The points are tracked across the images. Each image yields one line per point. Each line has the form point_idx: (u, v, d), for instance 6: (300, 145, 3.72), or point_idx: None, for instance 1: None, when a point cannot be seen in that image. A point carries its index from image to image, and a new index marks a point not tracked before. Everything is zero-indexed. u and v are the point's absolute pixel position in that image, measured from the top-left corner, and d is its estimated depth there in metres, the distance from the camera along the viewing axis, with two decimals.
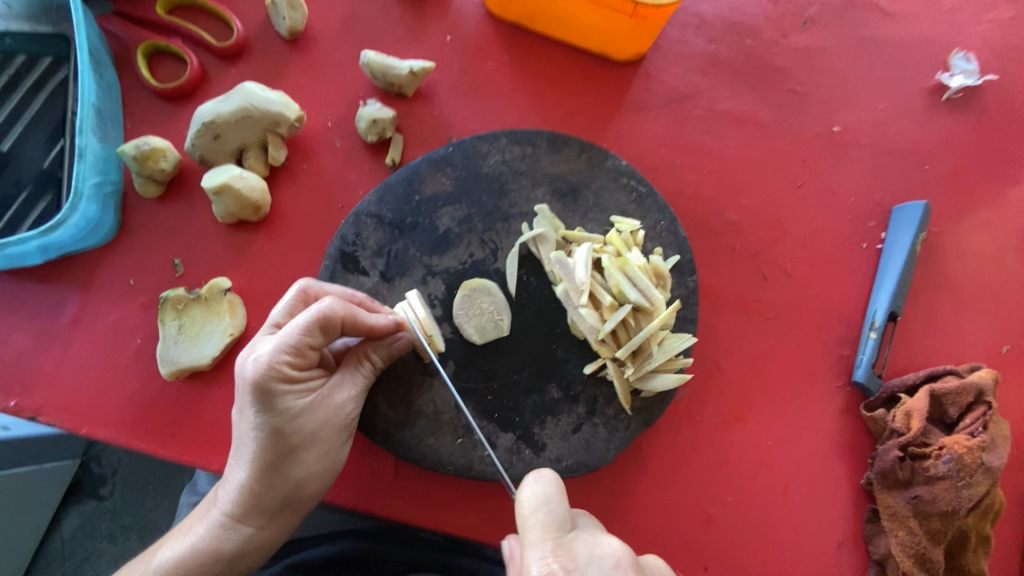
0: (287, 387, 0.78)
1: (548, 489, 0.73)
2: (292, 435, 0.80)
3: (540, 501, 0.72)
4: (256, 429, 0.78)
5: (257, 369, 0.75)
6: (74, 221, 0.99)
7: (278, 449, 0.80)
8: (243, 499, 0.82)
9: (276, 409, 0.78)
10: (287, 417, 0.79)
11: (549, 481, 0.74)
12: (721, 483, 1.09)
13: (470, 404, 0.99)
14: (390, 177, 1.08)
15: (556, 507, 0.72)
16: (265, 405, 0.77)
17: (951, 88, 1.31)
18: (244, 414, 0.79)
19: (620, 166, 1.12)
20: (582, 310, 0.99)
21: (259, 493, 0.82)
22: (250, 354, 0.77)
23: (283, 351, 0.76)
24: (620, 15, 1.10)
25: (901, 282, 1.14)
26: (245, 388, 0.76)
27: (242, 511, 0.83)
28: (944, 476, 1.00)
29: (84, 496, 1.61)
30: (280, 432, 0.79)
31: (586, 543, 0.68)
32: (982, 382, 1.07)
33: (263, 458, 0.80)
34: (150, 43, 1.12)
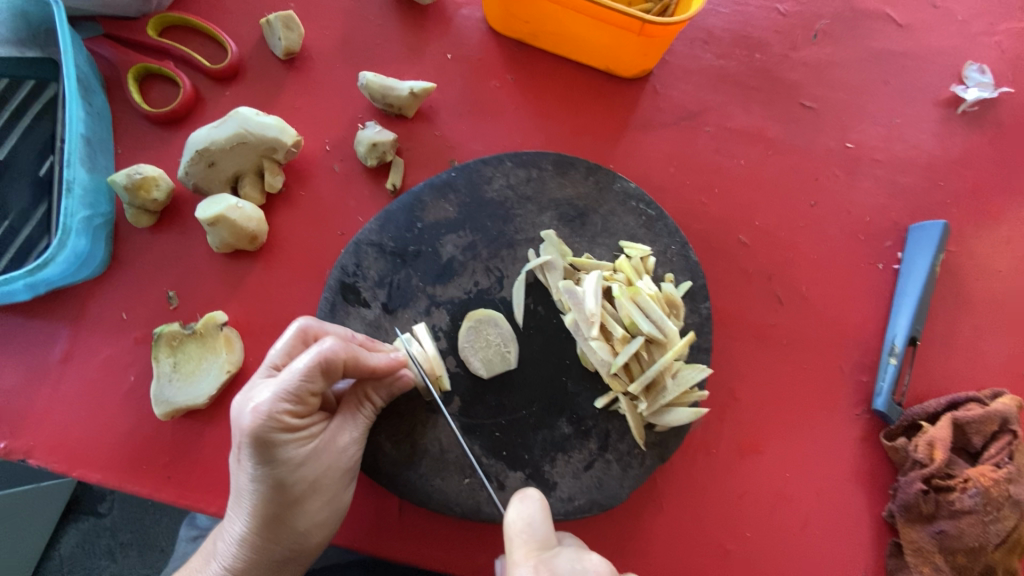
0: (287, 435, 0.74)
1: (533, 511, 0.72)
2: (293, 485, 0.76)
3: (524, 520, 0.71)
4: (256, 480, 0.74)
5: (257, 419, 0.71)
6: (64, 258, 0.94)
7: (279, 500, 0.76)
8: (242, 555, 0.78)
9: (277, 459, 0.74)
10: (287, 467, 0.75)
11: (534, 500, 0.73)
12: (738, 517, 1.05)
13: (477, 442, 0.95)
14: (391, 204, 1.04)
15: (540, 527, 0.71)
16: (265, 456, 0.73)
17: (967, 101, 1.27)
18: (241, 465, 0.75)
19: (629, 189, 1.08)
20: (592, 342, 0.95)
21: (259, 547, 0.78)
22: (247, 402, 0.73)
23: (283, 398, 0.73)
24: (627, 33, 1.07)
25: (921, 305, 1.11)
26: (243, 440, 0.72)
27: (242, 567, 0.78)
28: (971, 510, 0.97)
29: (82, 513, 1.57)
30: (281, 483, 0.75)
31: (569, 562, 0.67)
32: (1007, 409, 1.03)
33: (263, 511, 0.76)
34: (142, 66, 1.09)
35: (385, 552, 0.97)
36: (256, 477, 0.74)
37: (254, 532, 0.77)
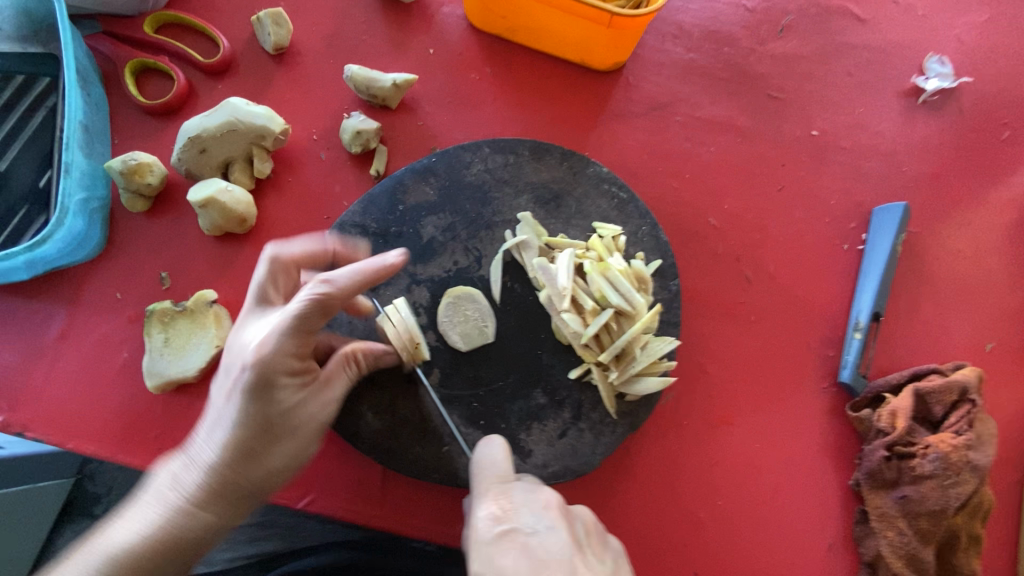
0: (288, 370, 0.80)
1: (494, 450, 0.84)
2: (280, 420, 0.81)
3: (487, 460, 0.83)
4: (247, 410, 0.78)
5: (266, 349, 0.77)
6: (62, 236, 1.00)
7: (265, 434, 0.80)
8: (210, 485, 0.79)
9: (275, 391, 0.79)
10: (281, 401, 0.80)
11: (496, 443, 0.85)
12: (710, 486, 1.09)
13: (455, 412, 0.99)
14: (374, 187, 1.09)
15: (500, 464, 0.82)
16: (264, 386, 0.78)
17: (928, 91, 1.33)
18: (235, 394, 0.78)
19: (602, 173, 1.13)
20: (564, 314, 0.99)
21: (230, 481, 0.79)
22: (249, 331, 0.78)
23: (291, 333, 0.78)
24: (597, 26, 1.13)
25: (883, 283, 1.15)
26: (247, 367, 0.77)
27: (206, 499, 0.79)
28: (930, 474, 1.00)
29: (78, 515, 1.57)
30: (273, 415, 0.80)
31: (523, 491, 0.79)
32: (967, 379, 1.07)
33: (246, 442, 0.79)
34: (139, 61, 1.14)
35: (369, 519, 1.01)
36: (247, 406, 0.78)
37: (228, 464, 0.79)
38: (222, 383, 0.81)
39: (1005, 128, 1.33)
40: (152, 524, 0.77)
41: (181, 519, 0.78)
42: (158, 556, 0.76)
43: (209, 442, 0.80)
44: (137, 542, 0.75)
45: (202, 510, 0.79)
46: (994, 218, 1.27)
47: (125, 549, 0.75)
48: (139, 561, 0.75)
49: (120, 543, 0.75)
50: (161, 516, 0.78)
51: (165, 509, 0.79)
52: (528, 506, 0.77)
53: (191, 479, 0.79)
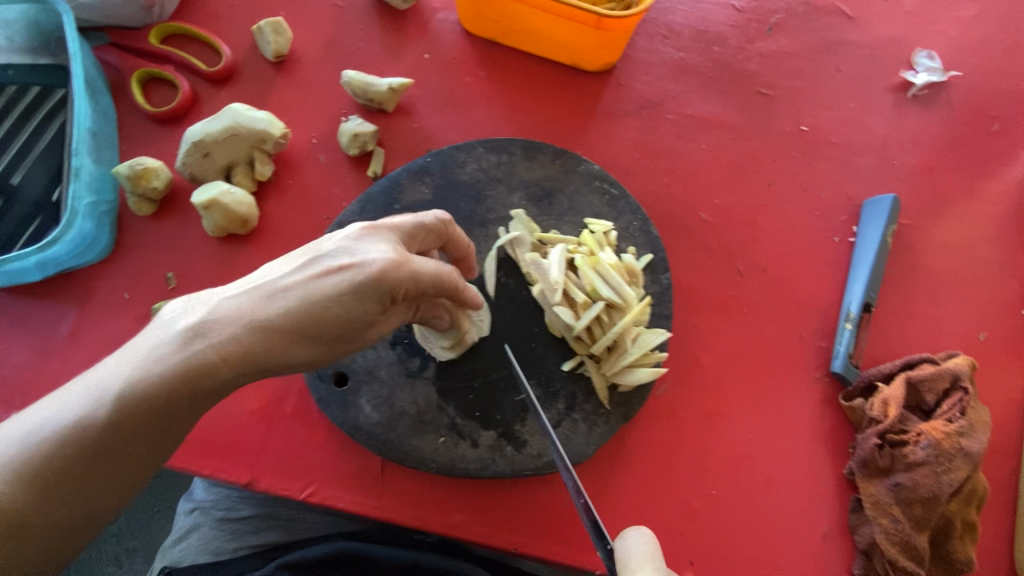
0: (388, 299, 0.75)
1: (648, 546, 0.76)
2: (342, 332, 0.75)
3: (645, 556, 0.75)
4: (329, 302, 0.71)
5: (388, 269, 0.73)
6: (72, 238, 1.04)
7: (328, 334, 0.73)
8: (236, 347, 0.67)
9: (369, 301, 0.73)
10: (362, 316, 0.74)
11: (647, 536, 0.77)
12: (704, 476, 1.10)
13: (452, 404, 1.02)
14: (371, 188, 1.13)
15: (659, 562, 0.75)
16: (361, 297, 0.72)
17: (916, 85, 1.35)
18: (329, 283, 0.71)
19: (593, 170, 1.16)
20: (556, 307, 1.01)
21: (257, 352, 0.68)
22: (392, 260, 0.74)
23: (417, 276, 0.76)
24: (586, 28, 1.16)
25: (874, 273, 1.17)
26: (360, 274, 0.72)
27: (219, 359, 0.66)
28: (923, 461, 1.01)
29: None
30: (348, 322, 0.74)
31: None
32: (958, 367, 1.08)
33: (312, 327, 0.71)
34: (145, 71, 1.19)
35: (367, 509, 1.03)
36: (333, 301, 0.71)
37: (274, 338, 0.69)
38: (323, 261, 0.73)
39: (995, 120, 1.34)
40: (169, 364, 0.65)
41: (193, 370, 0.66)
42: (167, 398, 0.66)
43: (270, 303, 0.69)
44: (152, 373, 0.64)
45: (215, 369, 0.66)
46: (986, 209, 1.28)
47: (142, 375, 0.64)
48: (153, 397, 0.65)
49: (141, 371, 0.65)
50: (176, 359, 0.65)
51: (176, 350, 0.65)
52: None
53: (227, 327, 0.67)
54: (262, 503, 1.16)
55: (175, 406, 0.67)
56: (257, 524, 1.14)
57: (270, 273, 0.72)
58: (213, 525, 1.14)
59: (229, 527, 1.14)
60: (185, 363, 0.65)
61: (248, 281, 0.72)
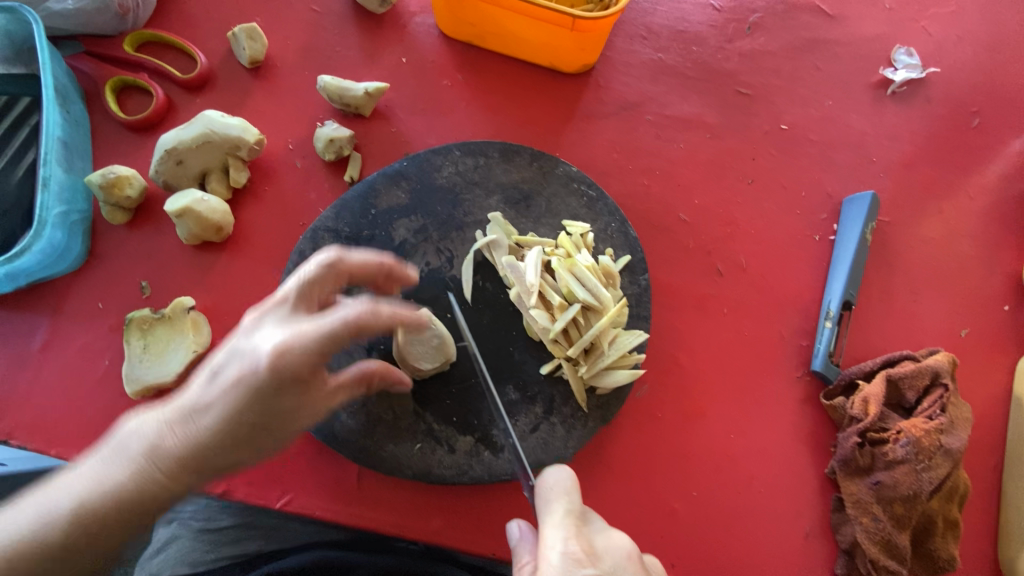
0: (289, 385, 0.71)
1: (566, 483, 0.81)
2: (269, 426, 0.73)
3: (562, 494, 0.81)
4: (238, 408, 0.70)
5: (274, 358, 0.69)
6: (41, 247, 1.02)
7: (256, 430, 0.73)
8: (175, 464, 0.70)
9: (274, 393, 0.71)
10: (281, 407, 0.72)
11: (568, 474, 0.83)
12: (685, 478, 1.10)
13: (429, 412, 1.01)
14: (347, 193, 1.12)
15: (575, 498, 0.80)
16: (263, 394, 0.70)
17: (895, 82, 1.35)
18: (231, 390, 0.70)
19: (571, 172, 1.16)
20: (532, 311, 1.01)
21: (197, 461, 0.71)
22: (286, 340, 0.70)
23: (307, 350, 0.70)
24: (561, 29, 1.16)
25: (853, 272, 1.17)
26: (252, 373, 0.69)
27: (162, 476, 0.70)
28: (903, 459, 1.01)
29: None
30: (269, 416, 0.73)
31: (602, 536, 0.77)
32: (938, 364, 1.08)
33: (234, 429, 0.71)
34: (119, 78, 1.18)
35: (347, 516, 1.03)
36: (239, 407, 0.70)
37: (206, 443, 0.71)
38: (225, 366, 0.72)
39: (975, 116, 1.34)
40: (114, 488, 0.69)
41: (138, 488, 0.70)
42: (118, 517, 0.69)
43: (193, 419, 0.71)
44: (96, 500, 0.68)
45: (158, 483, 0.70)
46: (966, 205, 1.28)
47: (85, 502, 0.68)
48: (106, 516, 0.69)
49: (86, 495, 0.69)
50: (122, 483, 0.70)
51: (118, 476, 0.69)
52: (611, 552, 0.75)
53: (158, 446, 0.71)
54: (240, 512, 1.15)
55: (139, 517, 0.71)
56: (233, 535, 1.13)
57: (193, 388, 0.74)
58: (189, 536, 1.13)
59: (208, 539, 1.12)
60: (132, 487, 0.69)
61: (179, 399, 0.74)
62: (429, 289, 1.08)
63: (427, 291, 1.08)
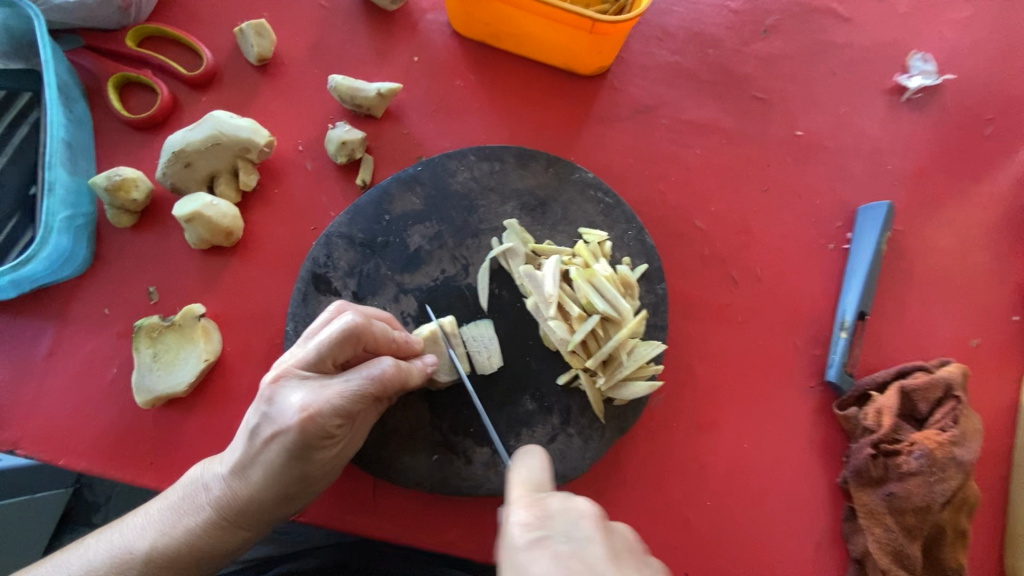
0: (326, 439, 0.82)
1: (529, 457, 0.77)
2: (312, 473, 0.85)
3: (521, 467, 0.76)
4: (283, 465, 0.82)
5: (309, 420, 0.79)
6: (47, 254, 1.00)
7: (292, 483, 0.84)
8: (233, 512, 0.84)
9: (304, 453, 0.81)
10: (312, 463, 0.83)
11: (533, 451, 0.78)
12: (698, 487, 1.10)
13: (445, 421, 1.00)
14: (361, 198, 1.10)
15: (535, 469, 0.75)
16: (304, 451, 0.81)
17: (911, 89, 1.33)
18: (272, 451, 0.81)
19: (587, 178, 1.13)
20: (551, 322, 1.00)
21: (254, 507, 0.85)
22: (308, 408, 0.79)
23: (339, 409, 0.80)
24: (579, 32, 1.13)
25: (868, 282, 1.16)
26: (289, 436, 0.79)
27: (225, 523, 0.85)
28: (916, 471, 1.02)
29: (77, 525, 1.51)
30: (302, 471, 0.84)
31: (559, 501, 0.70)
32: (951, 376, 1.08)
33: (273, 483, 0.83)
34: (122, 76, 1.14)
35: (361, 527, 1.02)
36: (285, 464, 0.81)
37: (250, 496, 0.84)
38: (258, 429, 0.82)
39: (988, 124, 1.34)
40: (177, 535, 0.84)
41: (197, 534, 0.84)
42: (182, 558, 0.84)
43: (243, 477, 0.84)
44: (171, 543, 0.83)
45: (214, 528, 0.85)
46: (978, 214, 1.28)
47: (165, 542, 0.83)
48: (169, 558, 0.83)
49: (152, 541, 0.83)
50: (183, 529, 0.84)
51: (189, 524, 0.85)
52: (567, 517, 0.68)
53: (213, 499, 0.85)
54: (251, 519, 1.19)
55: (199, 560, 0.85)
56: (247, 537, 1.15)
57: (235, 448, 0.85)
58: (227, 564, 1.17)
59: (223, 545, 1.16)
60: (203, 532, 0.84)
61: (226, 457, 0.86)
62: (446, 298, 1.06)
63: (443, 299, 1.06)
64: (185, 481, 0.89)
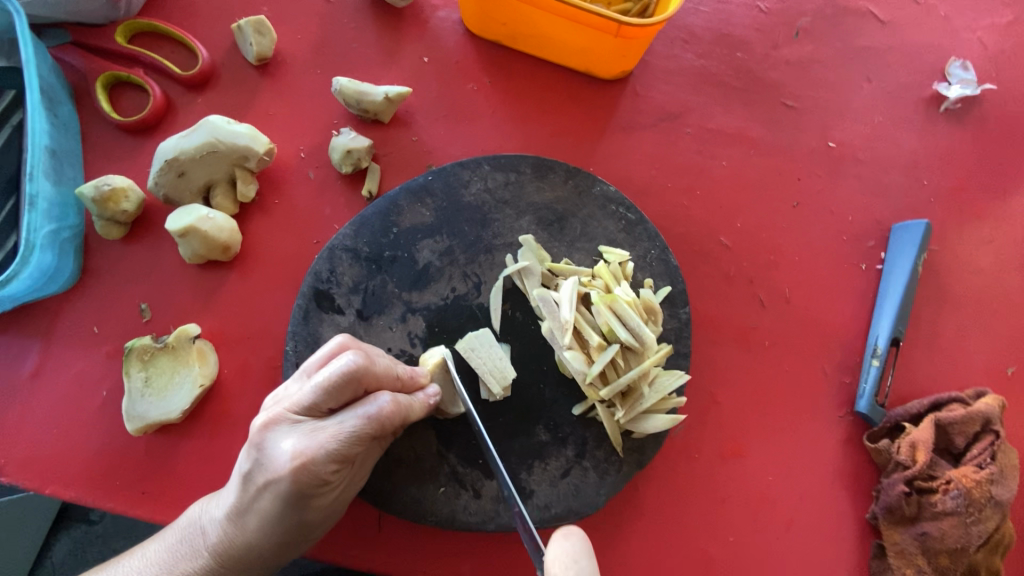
0: (323, 485, 0.76)
1: (577, 546, 0.66)
2: (312, 518, 0.80)
3: (573, 560, 0.65)
4: (278, 514, 0.76)
5: (302, 468, 0.73)
6: (29, 274, 0.93)
7: (291, 529, 0.79)
8: (231, 558, 0.80)
9: (299, 500, 0.75)
10: (310, 509, 0.78)
11: (578, 537, 0.67)
12: (720, 522, 1.05)
13: (453, 452, 0.94)
14: (367, 209, 1.03)
15: (589, 568, 0.64)
16: (299, 499, 0.75)
17: (950, 98, 1.26)
18: (266, 499, 0.76)
19: (609, 192, 1.06)
20: (567, 351, 0.93)
21: (252, 554, 0.80)
22: (301, 455, 0.73)
23: (335, 454, 0.74)
24: (603, 35, 1.05)
25: (903, 306, 1.10)
26: (282, 484, 0.74)
27: (222, 570, 0.80)
28: (952, 511, 0.97)
29: (73, 521, 1.44)
30: (300, 517, 0.78)
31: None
32: (989, 409, 1.03)
33: (271, 530, 0.78)
34: (111, 74, 1.07)
35: (366, 563, 0.97)
36: (280, 513, 0.76)
37: (247, 542, 0.79)
38: (252, 475, 0.76)
39: None
40: None
41: None
42: None
43: (237, 524, 0.79)
44: None
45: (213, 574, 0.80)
46: (1018, 234, 1.21)
47: None
48: None
49: None
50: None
51: (185, 570, 0.80)
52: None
53: (209, 544, 0.80)
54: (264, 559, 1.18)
55: None
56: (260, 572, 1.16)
57: (230, 491, 0.80)
58: None
59: None
60: None
61: (222, 500, 0.82)
62: (455, 318, 0.99)
63: (453, 318, 0.99)
64: (181, 524, 0.85)
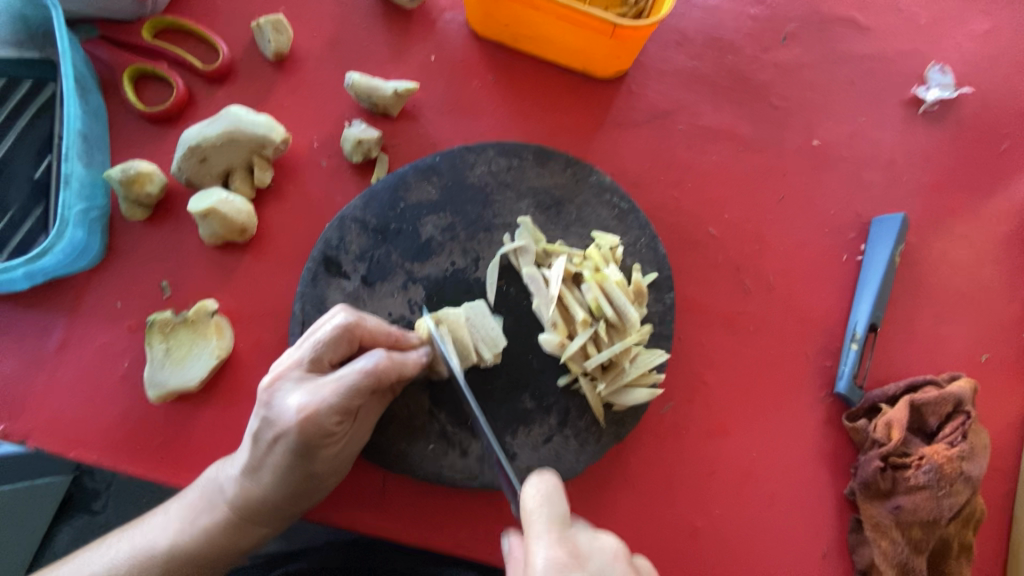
0: (327, 437, 0.82)
1: (548, 489, 0.77)
2: (319, 470, 0.86)
3: (545, 500, 0.76)
4: (288, 466, 0.83)
5: (307, 420, 0.79)
6: (61, 248, 1.00)
7: (301, 479, 0.85)
8: (247, 510, 0.86)
9: (305, 451, 0.81)
10: (317, 461, 0.84)
11: (549, 480, 0.78)
12: (705, 495, 1.11)
13: (444, 413, 1.00)
14: (377, 183, 1.09)
15: (558, 504, 0.76)
16: (307, 449, 0.81)
17: (928, 101, 1.33)
18: (276, 453, 0.82)
19: (604, 182, 1.12)
20: (547, 330, 1.02)
21: (266, 505, 0.87)
22: (305, 407, 0.79)
23: (337, 407, 0.80)
24: (599, 36, 1.12)
25: (881, 294, 1.16)
26: (290, 436, 0.80)
27: (239, 521, 0.87)
28: (925, 485, 1.02)
29: (77, 510, 1.46)
30: (308, 468, 0.84)
31: (587, 538, 0.74)
32: (962, 392, 1.08)
33: (283, 482, 0.85)
34: (138, 67, 1.14)
35: (368, 525, 1.02)
36: (291, 464, 0.82)
37: (261, 494, 0.85)
38: (262, 432, 0.82)
39: (1005, 138, 1.33)
40: (194, 534, 0.86)
41: (213, 533, 0.86)
42: (203, 557, 0.86)
43: (252, 478, 0.85)
44: (188, 543, 0.86)
45: (231, 527, 0.87)
46: (993, 229, 1.28)
47: (182, 543, 0.86)
48: (189, 556, 0.86)
49: (171, 542, 0.86)
50: (200, 530, 0.86)
51: (205, 524, 0.87)
52: (598, 554, 0.72)
53: (226, 499, 0.87)
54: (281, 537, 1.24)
55: (218, 556, 0.87)
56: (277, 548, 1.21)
57: (242, 449, 0.86)
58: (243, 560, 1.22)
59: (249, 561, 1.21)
60: (219, 532, 0.87)
61: (235, 458, 0.88)
62: (454, 289, 1.06)
63: (451, 290, 1.06)
64: (198, 484, 0.91)
